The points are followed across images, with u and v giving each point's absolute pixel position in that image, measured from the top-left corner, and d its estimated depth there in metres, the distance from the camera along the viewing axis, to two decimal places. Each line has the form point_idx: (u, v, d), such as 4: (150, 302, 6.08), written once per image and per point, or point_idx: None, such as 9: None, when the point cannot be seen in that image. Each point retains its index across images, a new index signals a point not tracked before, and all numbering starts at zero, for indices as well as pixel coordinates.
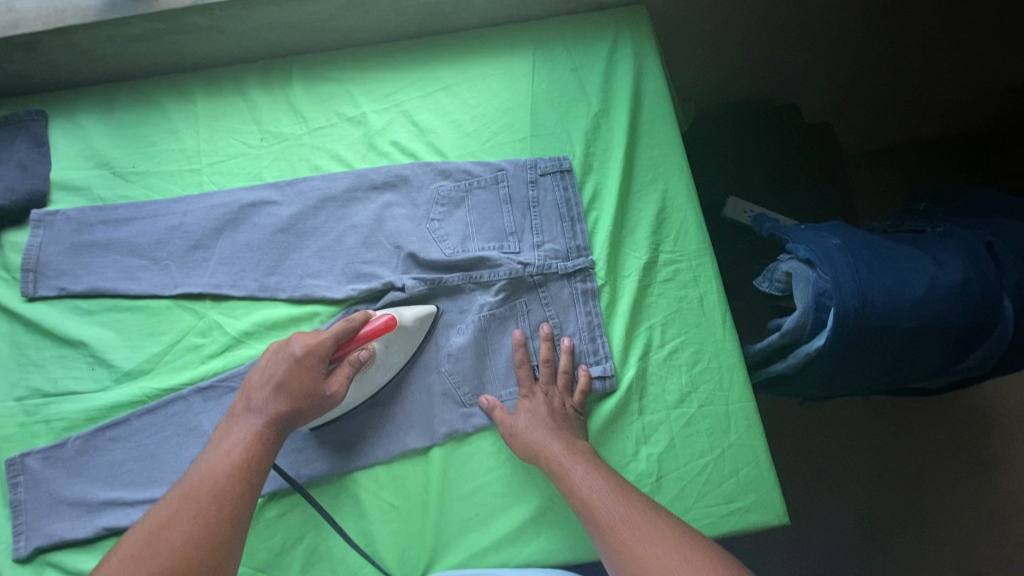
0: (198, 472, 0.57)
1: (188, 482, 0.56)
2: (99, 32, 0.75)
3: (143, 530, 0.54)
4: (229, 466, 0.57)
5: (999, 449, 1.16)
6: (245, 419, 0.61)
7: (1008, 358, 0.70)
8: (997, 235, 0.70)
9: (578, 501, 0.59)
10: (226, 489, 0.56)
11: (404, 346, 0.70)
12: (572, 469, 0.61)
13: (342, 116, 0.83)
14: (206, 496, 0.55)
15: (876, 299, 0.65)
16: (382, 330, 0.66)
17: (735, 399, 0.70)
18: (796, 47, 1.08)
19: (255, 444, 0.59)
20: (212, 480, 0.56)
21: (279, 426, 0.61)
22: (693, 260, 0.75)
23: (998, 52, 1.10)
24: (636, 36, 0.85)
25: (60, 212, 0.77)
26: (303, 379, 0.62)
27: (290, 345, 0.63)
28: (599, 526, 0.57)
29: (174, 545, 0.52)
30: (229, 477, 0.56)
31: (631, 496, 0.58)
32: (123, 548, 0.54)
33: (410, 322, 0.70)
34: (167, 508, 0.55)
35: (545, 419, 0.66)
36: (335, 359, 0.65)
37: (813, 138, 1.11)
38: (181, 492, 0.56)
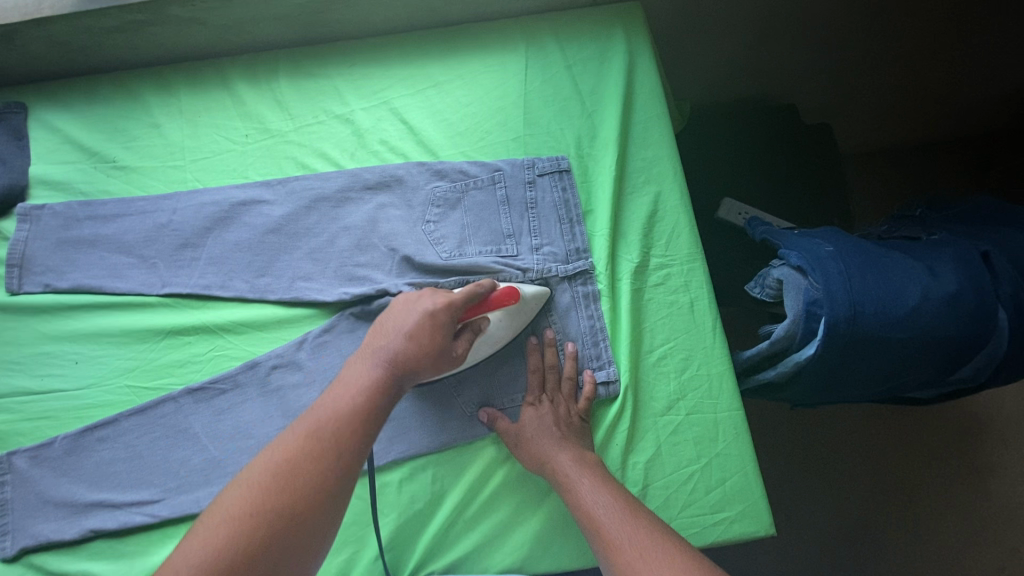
0: (327, 412, 0.54)
1: (313, 421, 0.54)
2: (76, 23, 0.73)
3: (265, 459, 0.52)
4: (359, 412, 0.55)
5: (991, 456, 1.16)
6: (372, 366, 0.58)
7: (1003, 369, 0.69)
8: (993, 245, 0.69)
9: (584, 516, 0.59)
10: (350, 438, 0.54)
11: (514, 323, 0.69)
12: (582, 484, 0.61)
13: (330, 114, 0.81)
14: (332, 439, 0.53)
15: (868, 308, 0.64)
16: (506, 300, 0.65)
17: (723, 408, 0.70)
18: (801, 44, 1.06)
19: (379, 395, 0.57)
20: (341, 423, 0.54)
21: (402, 380, 0.59)
22: (684, 264, 0.74)
23: (1005, 52, 1.07)
24: (630, 34, 0.83)
25: (46, 205, 0.75)
26: (437, 334, 0.60)
27: (423, 300, 0.61)
28: (607, 543, 0.56)
29: (296, 486, 0.50)
30: (355, 423, 0.54)
31: (639, 516, 0.57)
32: (245, 477, 0.52)
33: (526, 300, 0.69)
34: (291, 442, 0.53)
35: (552, 429, 0.66)
36: (460, 322, 0.64)
37: (811, 140, 1.10)
38: (308, 428, 0.53)
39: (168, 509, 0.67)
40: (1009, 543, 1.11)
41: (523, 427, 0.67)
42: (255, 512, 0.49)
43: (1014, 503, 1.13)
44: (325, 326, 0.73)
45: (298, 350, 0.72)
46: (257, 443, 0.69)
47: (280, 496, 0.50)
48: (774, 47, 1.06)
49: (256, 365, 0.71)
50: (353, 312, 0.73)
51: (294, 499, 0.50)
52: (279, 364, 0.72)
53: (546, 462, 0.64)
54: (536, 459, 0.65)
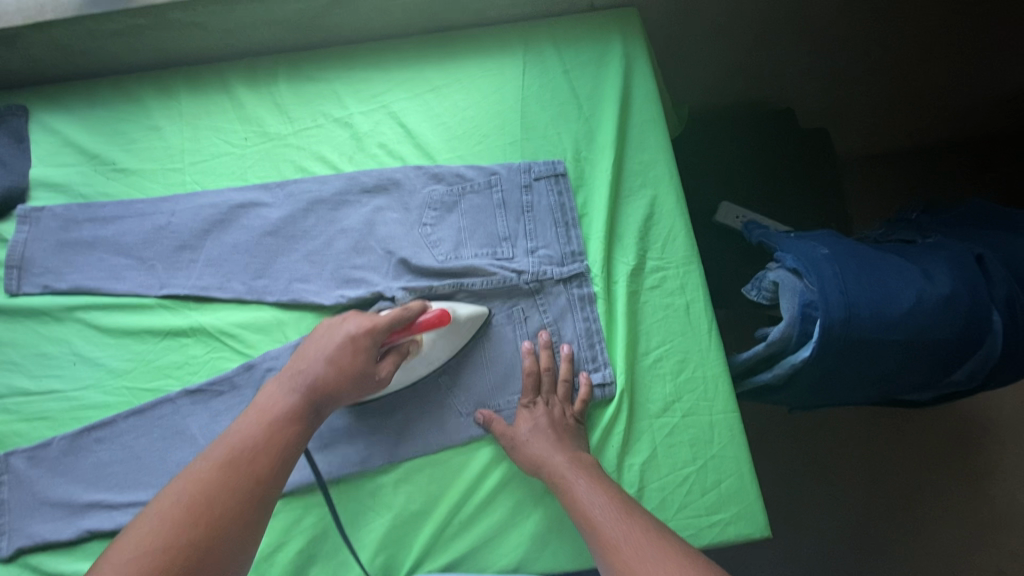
0: (241, 441, 0.56)
1: (227, 449, 0.55)
2: (78, 27, 0.74)
3: (177, 491, 0.52)
4: (272, 438, 0.57)
5: (991, 460, 1.16)
6: (288, 391, 0.60)
7: (1000, 372, 0.69)
8: (988, 248, 0.69)
9: (580, 516, 0.59)
10: (266, 463, 0.55)
11: (451, 342, 0.69)
12: (578, 483, 0.61)
13: (329, 117, 0.82)
14: (246, 465, 0.54)
15: (862, 310, 0.64)
16: (435, 323, 0.65)
17: (719, 410, 0.70)
18: (797, 49, 1.06)
19: (297, 421, 0.59)
20: (254, 451, 0.55)
21: (318, 404, 0.60)
22: (680, 267, 0.74)
23: (1000, 57, 1.08)
24: (626, 39, 0.83)
25: (46, 207, 0.76)
26: (357, 359, 0.61)
27: (344, 324, 0.62)
28: (603, 543, 0.56)
29: (213, 513, 0.51)
30: (269, 450, 0.56)
31: (634, 515, 0.57)
32: (153, 510, 0.51)
33: (461, 320, 0.69)
34: (204, 472, 0.53)
35: (547, 431, 0.66)
36: (384, 345, 0.64)
37: (808, 144, 1.11)
38: (221, 457, 0.54)
39: None
40: (1009, 549, 1.10)
41: (519, 430, 0.67)
42: (168, 540, 0.49)
43: (1014, 507, 1.13)
44: None
45: (294, 352, 0.72)
46: None
47: (197, 522, 0.50)
48: (771, 52, 1.06)
49: (253, 367, 0.72)
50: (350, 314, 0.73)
51: (211, 524, 0.50)
52: (275, 366, 0.72)
53: (541, 463, 0.64)
54: (531, 459, 0.65)
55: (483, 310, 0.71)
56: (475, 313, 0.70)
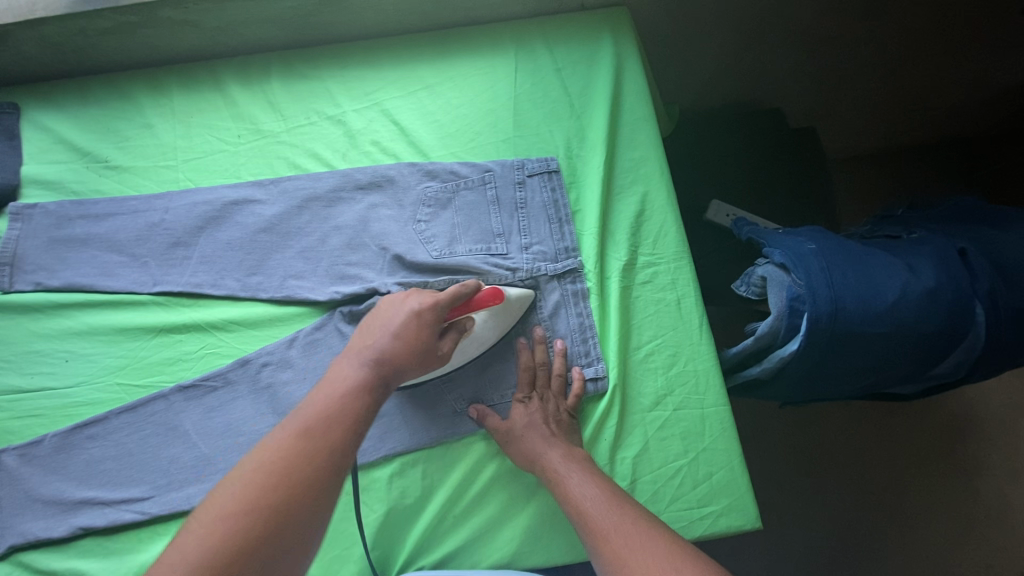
0: (320, 410, 0.53)
1: (306, 417, 0.52)
2: (70, 24, 0.74)
3: (259, 457, 0.49)
4: (347, 407, 0.54)
5: (977, 455, 1.18)
6: (358, 363, 0.58)
7: (982, 363, 0.71)
8: (971, 242, 0.71)
9: (572, 509, 0.60)
10: (347, 433, 0.52)
11: (500, 323, 0.71)
12: (571, 477, 0.62)
13: (322, 115, 0.82)
14: (326, 435, 0.51)
15: (849, 304, 0.66)
16: (488, 301, 0.67)
17: (710, 403, 0.71)
18: (786, 50, 1.08)
19: (368, 394, 0.56)
20: (330, 419, 0.52)
21: (388, 377, 0.59)
22: (672, 263, 0.75)
23: (983, 59, 1.10)
24: (617, 38, 0.84)
25: (38, 205, 0.76)
26: (424, 334, 0.62)
27: (407, 301, 0.63)
28: (595, 534, 0.56)
29: (294, 480, 0.48)
30: (343, 418, 0.53)
31: (626, 506, 0.58)
32: (236, 476, 0.48)
33: (511, 302, 0.70)
34: (284, 441, 0.50)
35: (542, 427, 0.66)
36: (445, 323, 0.65)
37: (797, 143, 1.12)
38: (299, 426, 0.51)
39: (158, 506, 0.67)
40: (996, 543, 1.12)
41: (513, 425, 0.68)
42: (253, 509, 0.46)
43: (999, 501, 1.15)
44: (314, 324, 0.73)
45: (289, 348, 0.72)
46: (246, 440, 0.69)
47: (282, 491, 0.47)
48: (760, 53, 1.08)
49: (247, 363, 0.72)
50: (343, 310, 0.74)
51: (295, 492, 0.47)
52: (269, 361, 0.72)
53: (535, 458, 0.65)
54: (525, 454, 0.66)
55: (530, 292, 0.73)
56: (524, 294, 0.72)
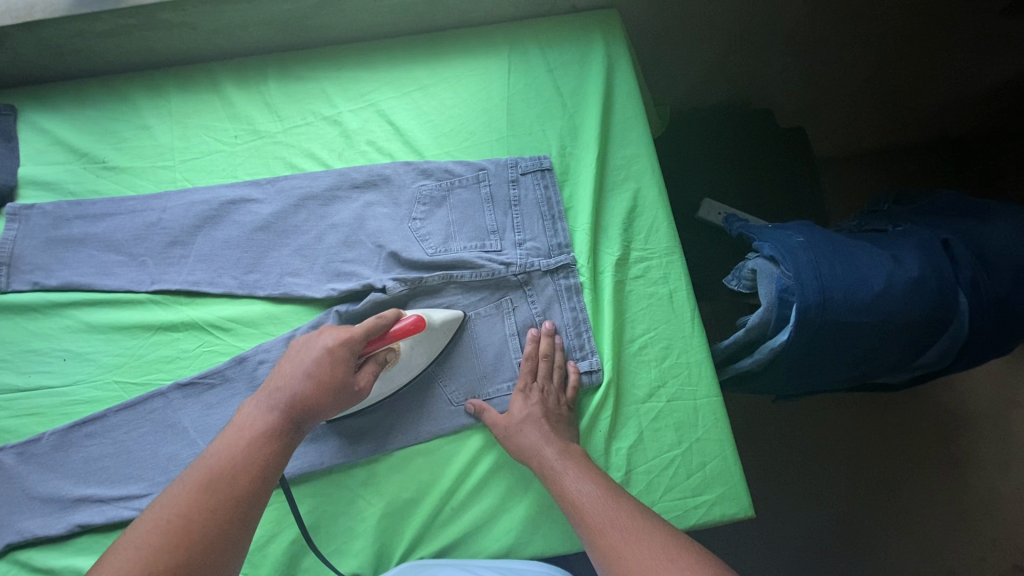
0: (222, 460, 0.54)
1: (207, 471, 0.53)
2: (68, 26, 0.75)
3: (155, 517, 0.49)
4: (250, 458, 0.54)
5: (968, 448, 1.19)
6: (264, 410, 0.58)
7: (966, 352, 0.73)
8: (954, 234, 0.73)
9: (569, 505, 0.60)
10: (249, 483, 0.53)
11: (429, 348, 0.70)
12: (566, 474, 0.62)
13: (318, 116, 0.83)
14: (225, 482, 0.52)
15: (836, 294, 0.67)
16: (411, 331, 0.64)
17: (702, 394, 0.72)
18: (773, 51, 1.10)
19: (275, 439, 0.57)
20: (232, 470, 0.53)
21: (300, 418, 0.59)
22: (663, 257, 0.77)
23: (966, 61, 1.12)
24: (608, 40, 0.86)
25: (36, 205, 0.76)
26: (337, 370, 0.61)
27: (320, 338, 0.62)
28: (592, 530, 0.57)
29: (191, 537, 0.48)
30: (248, 468, 0.54)
31: (622, 502, 0.58)
32: (128, 540, 0.48)
33: (437, 325, 0.70)
34: (181, 498, 0.50)
35: (539, 422, 0.67)
36: (363, 356, 0.64)
37: (785, 142, 1.15)
38: (198, 480, 0.52)
39: None
40: (991, 538, 1.13)
41: (512, 419, 0.68)
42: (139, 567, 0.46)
43: (992, 494, 1.16)
44: (312, 320, 0.74)
45: (286, 346, 0.72)
46: None
47: (175, 542, 0.47)
48: (748, 55, 1.10)
49: (244, 360, 0.72)
50: (341, 307, 0.74)
51: (190, 550, 0.48)
52: (265, 359, 0.72)
53: (530, 455, 0.65)
54: (522, 451, 0.66)
55: (457, 313, 0.72)
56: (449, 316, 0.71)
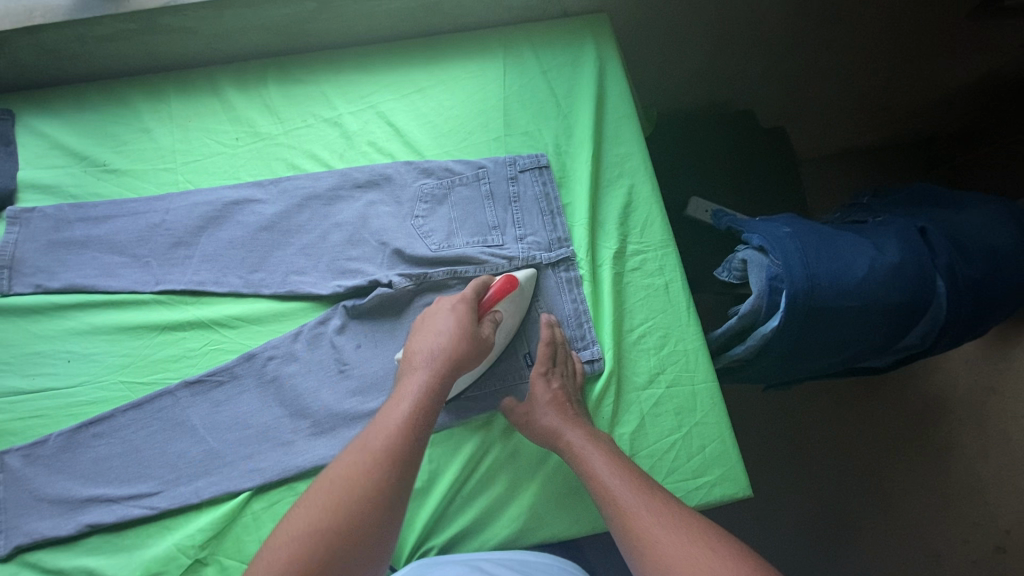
0: (388, 432, 0.56)
1: (375, 437, 0.56)
2: (68, 31, 0.76)
3: (329, 481, 0.53)
4: (407, 423, 0.57)
5: (948, 434, 1.24)
6: (418, 372, 0.62)
7: (945, 333, 0.77)
8: (931, 223, 0.77)
9: (593, 482, 0.61)
10: (408, 449, 0.56)
11: (517, 308, 0.74)
12: (592, 457, 0.63)
13: (319, 118, 0.85)
14: (392, 457, 0.55)
15: (824, 281, 0.71)
16: (506, 287, 0.70)
17: (700, 379, 0.75)
18: (754, 54, 1.15)
19: (433, 401, 0.60)
20: (392, 435, 0.56)
21: (446, 373, 0.62)
22: (659, 250, 0.80)
23: (934, 62, 1.19)
24: (599, 43, 0.90)
25: (37, 208, 0.76)
26: (473, 330, 0.66)
27: (444, 306, 0.68)
28: (617, 512, 0.58)
29: (361, 500, 0.52)
30: (406, 433, 0.57)
31: (646, 486, 0.59)
32: (307, 501, 0.53)
33: (524, 285, 0.74)
34: (351, 464, 0.54)
35: (563, 404, 0.69)
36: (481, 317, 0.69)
37: (767, 141, 1.20)
38: (365, 446, 0.55)
39: (167, 500, 0.68)
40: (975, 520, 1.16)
41: (533, 402, 0.70)
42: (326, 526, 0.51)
43: (972, 478, 1.20)
44: (319, 318, 0.76)
45: (294, 342, 0.74)
46: (254, 432, 0.71)
47: (350, 505, 0.52)
48: (730, 57, 1.15)
49: (253, 357, 0.73)
50: (347, 304, 0.76)
51: (362, 511, 0.52)
52: (275, 355, 0.74)
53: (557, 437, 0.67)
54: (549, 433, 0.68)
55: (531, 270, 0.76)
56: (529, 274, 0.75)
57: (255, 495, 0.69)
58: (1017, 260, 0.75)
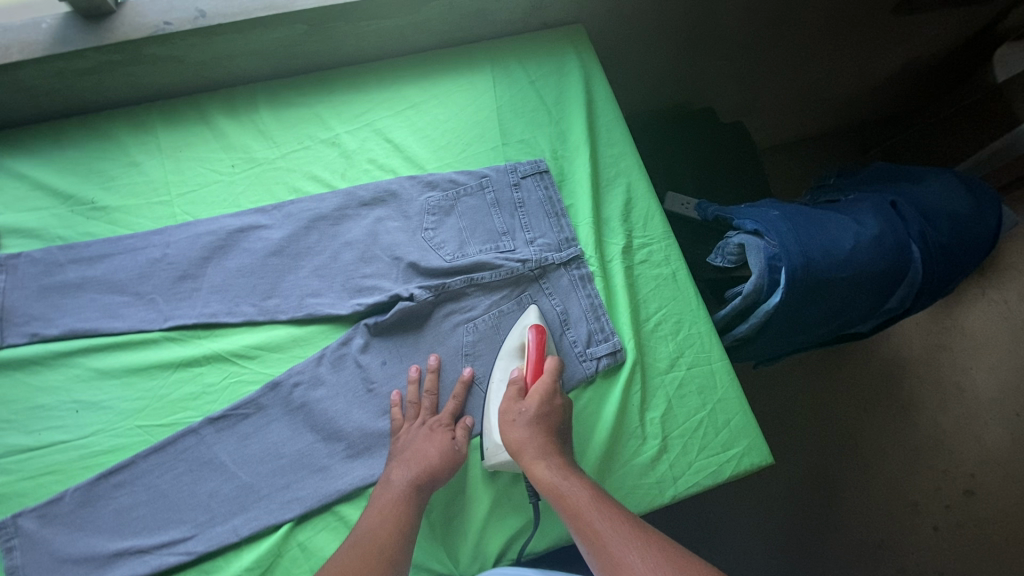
0: (378, 543, 0.59)
1: (360, 534, 0.60)
2: (48, 66, 0.73)
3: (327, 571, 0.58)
4: (384, 516, 0.61)
5: (911, 392, 1.37)
6: (392, 477, 0.65)
7: (921, 294, 0.84)
8: (898, 196, 0.86)
9: (553, 497, 0.62)
10: (388, 538, 0.59)
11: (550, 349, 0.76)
12: (569, 494, 0.61)
13: (316, 139, 0.85)
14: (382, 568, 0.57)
15: (817, 256, 0.76)
16: (538, 339, 0.72)
17: (717, 358, 0.79)
18: (713, 56, 1.23)
19: (410, 496, 0.63)
20: (374, 530, 0.60)
21: (411, 474, 0.64)
22: (662, 241, 0.84)
23: (863, 53, 1.32)
24: (580, 51, 0.94)
25: (23, 253, 0.72)
26: (427, 435, 0.68)
27: (405, 424, 0.71)
28: (601, 558, 0.56)
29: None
30: (385, 526, 0.60)
31: (625, 523, 0.58)
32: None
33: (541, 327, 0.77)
34: (341, 559, 0.58)
35: (540, 421, 0.67)
36: (444, 422, 0.71)
37: (731, 135, 1.28)
38: (354, 541, 0.60)
39: (204, 543, 0.65)
40: (944, 468, 1.29)
41: (516, 412, 0.68)
42: None
43: (936, 431, 1.32)
44: (341, 338, 0.75)
45: (318, 365, 0.73)
46: (287, 461, 0.69)
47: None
48: (690, 61, 1.23)
49: (278, 385, 0.72)
50: (368, 321, 0.76)
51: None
52: (300, 380, 0.72)
53: (529, 469, 0.64)
54: (522, 462, 0.65)
55: (535, 307, 0.78)
56: (537, 319, 0.77)
57: (296, 525, 0.67)
58: (970, 224, 0.85)
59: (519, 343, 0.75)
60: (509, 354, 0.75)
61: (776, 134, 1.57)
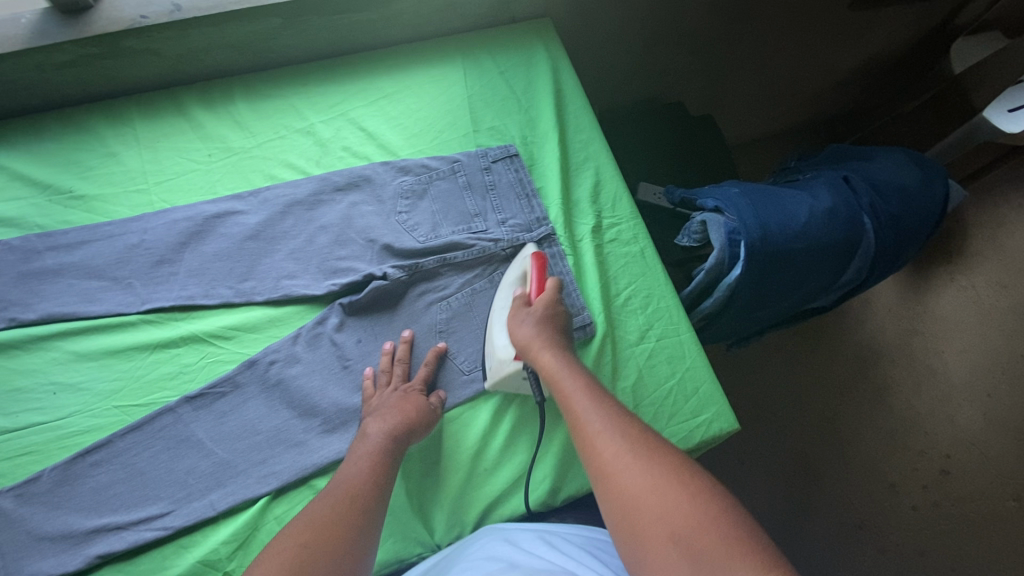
0: (354, 490, 0.60)
1: (338, 484, 0.60)
2: (27, 60, 0.75)
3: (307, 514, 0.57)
4: (361, 468, 0.62)
5: (885, 375, 1.40)
6: (368, 433, 0.66)
7: (875, 264, 0.88)
8: (850, 173, 0.90)
9: (553, 382, 0.64)
10: (364, 485, 0.61)
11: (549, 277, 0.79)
12: (567, 380, 0.63)
13: (291, 129, 0.87)
14: (357, 513, 0.58)
15: (773, 229, 0.79)
16: (539, 263, 0.75)
17: (684, 329, 0.82)
18: (680, 51, 1.27)
19: (385, 452, 0.64)
20: (351, 480, 0.61)
21: (387, 429, 0.66)
22: (630, 221, 0.87)
23: (824, 49, 1.37)
24: (547, 43, 0.97)
25: (1, 242, 0.74)
26: (403, 396, 0.69)
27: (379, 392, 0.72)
28: (582, 432, 0.58)
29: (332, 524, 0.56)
30: (361, 476, 0.61)
31: (614, 410, 0.59)
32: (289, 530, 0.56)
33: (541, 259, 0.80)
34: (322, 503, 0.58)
35: (546, 326, 0.69)
36: (416, 386, 0.72)
37: (700, 126, 1.32)
38: (330, 490, 0.60)
39: (181, 518, 0.66)
40: (919, 448, 1.33)
41: (525, 320, 0.71)
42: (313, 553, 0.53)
43: (909, 412, 1.36)
44: (317, 318, 0.76)
45: (294, 344, 0.75)
46: (264, 437, 0.70)
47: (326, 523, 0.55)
48: (659, 56, 1.27)
49: (254, 363, 0.73)
50: (342, 300, 0.77)
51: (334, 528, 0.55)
52: (276, 359, 0.74)
53: (535, 359, 0.67)
54: (528, 354, 0.68)
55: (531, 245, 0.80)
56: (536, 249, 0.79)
57: (272, 500, 0.68)
58: (920, 197, 0.89)
59: (519, 271, 0.77)
60: (510, 282, 0.77)
61: (747, 129, 1.62)
